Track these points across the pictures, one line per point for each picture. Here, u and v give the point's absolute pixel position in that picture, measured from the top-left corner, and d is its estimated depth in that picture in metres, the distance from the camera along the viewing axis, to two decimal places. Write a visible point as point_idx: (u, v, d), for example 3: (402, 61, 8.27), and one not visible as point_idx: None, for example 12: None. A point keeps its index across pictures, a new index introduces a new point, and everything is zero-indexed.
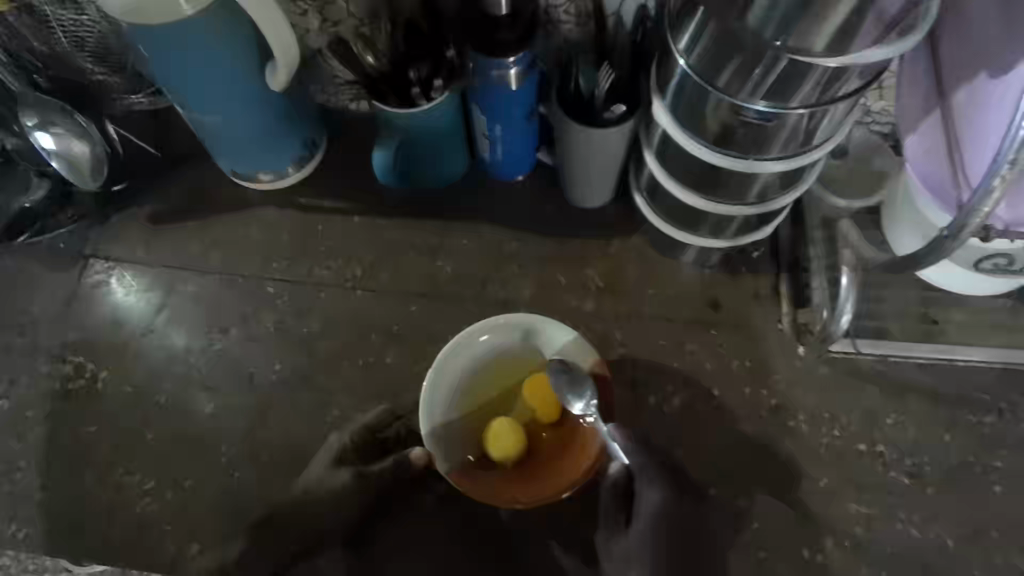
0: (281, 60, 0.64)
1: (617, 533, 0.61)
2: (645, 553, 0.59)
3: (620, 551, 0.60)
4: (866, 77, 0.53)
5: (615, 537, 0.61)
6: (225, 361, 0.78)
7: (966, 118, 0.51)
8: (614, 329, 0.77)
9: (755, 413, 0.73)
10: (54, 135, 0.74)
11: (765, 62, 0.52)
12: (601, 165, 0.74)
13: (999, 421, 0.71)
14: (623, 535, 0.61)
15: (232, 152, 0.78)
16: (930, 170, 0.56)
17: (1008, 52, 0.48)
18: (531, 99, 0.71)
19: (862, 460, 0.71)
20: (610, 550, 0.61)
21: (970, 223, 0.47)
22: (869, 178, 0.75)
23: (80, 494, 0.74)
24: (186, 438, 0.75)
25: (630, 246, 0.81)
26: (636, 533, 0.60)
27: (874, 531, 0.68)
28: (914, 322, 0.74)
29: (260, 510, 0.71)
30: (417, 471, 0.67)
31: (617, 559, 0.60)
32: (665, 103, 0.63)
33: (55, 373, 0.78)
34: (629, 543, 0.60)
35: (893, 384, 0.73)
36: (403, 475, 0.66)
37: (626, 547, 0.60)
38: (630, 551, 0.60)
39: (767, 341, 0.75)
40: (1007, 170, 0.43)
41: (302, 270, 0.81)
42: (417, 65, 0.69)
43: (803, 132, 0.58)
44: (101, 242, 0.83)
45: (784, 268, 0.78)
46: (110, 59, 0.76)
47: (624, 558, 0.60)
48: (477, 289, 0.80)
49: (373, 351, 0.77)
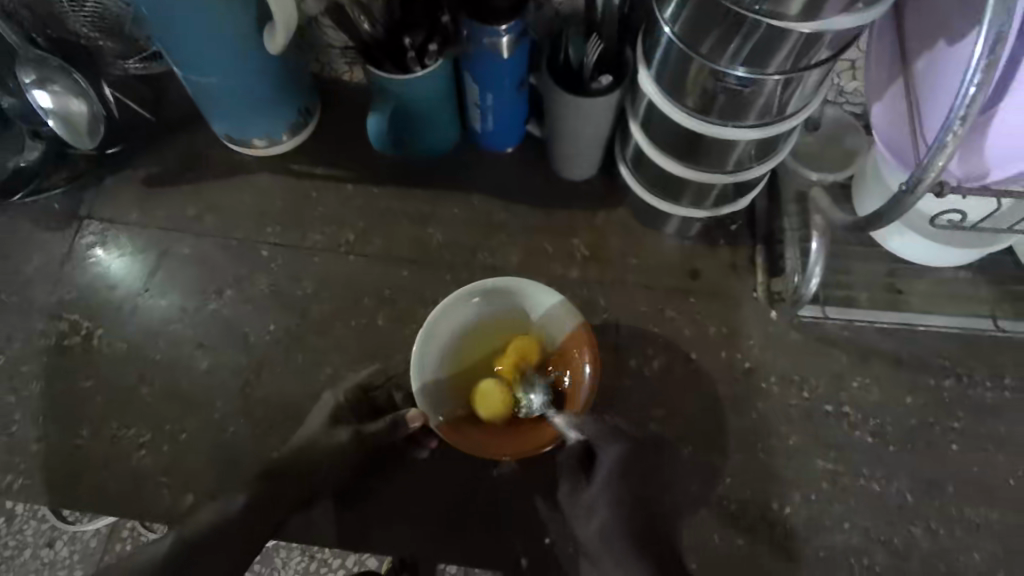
0: (280, 21, 0.65)
1: (580, 487, 0.63)
2: (607, 499, 0.60)
3: (582, 502, 0.62)
4: (835, 47, 0.54)
5: (577, 490, 0.63)
6: (217, 321, 0.82)
7: (927, 86, 0.53)
8: (599, 295, 0.81)
9: (730, 375, 0.77)
10: (52, 92, 0.77)
11: (744, 30, 0.53)
12: (588, 135, 0.76)
13: (957, 384, 0.76)
14: (584, 487, 0.62)
15: (228, 116, 0.81)
16: (894, 137, 0.58)
17: (966, 22, 0.50)
18: (521, 69, 0.73)
19: (829, 419, 0.75)
20: (575, 506, 0.62)
21: (925, 177, 0.45)
22: (840, 154, 0.80)
23: (79, 446, 0.77)
24: (180, 393, 0.79)
25: (615, 218, 0.84)
26: (597, 483, 0.61)
27: (839, 486, 0.72)
28: (881, 291, 0.79)
29: (254, 462, 0.75)
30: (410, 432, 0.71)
31: (580, 511, 0.61)
32: (651, 72, 0.64)
33: (50, 330, 0.82)
34: (591, 491, 0.61)
35: (860, 349, 0.77)
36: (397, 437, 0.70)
37: (589, 497, 0.61)
38: (592, 501, 0.61)
39: (743, 309, 0.79)
40: (958, 126, 0.43)
41: (296, 236, 0.85)
42: (412, 33, 0.71)
43: (778, 101, 0.60)
44: (96, 204, 0.87)
45: (760, 241, 0.82)
46: (105, 22, 0.79)
47: (586, 507, 0.61)
48: (467, 256, 0.83)
49: (366, 314, 0.81)
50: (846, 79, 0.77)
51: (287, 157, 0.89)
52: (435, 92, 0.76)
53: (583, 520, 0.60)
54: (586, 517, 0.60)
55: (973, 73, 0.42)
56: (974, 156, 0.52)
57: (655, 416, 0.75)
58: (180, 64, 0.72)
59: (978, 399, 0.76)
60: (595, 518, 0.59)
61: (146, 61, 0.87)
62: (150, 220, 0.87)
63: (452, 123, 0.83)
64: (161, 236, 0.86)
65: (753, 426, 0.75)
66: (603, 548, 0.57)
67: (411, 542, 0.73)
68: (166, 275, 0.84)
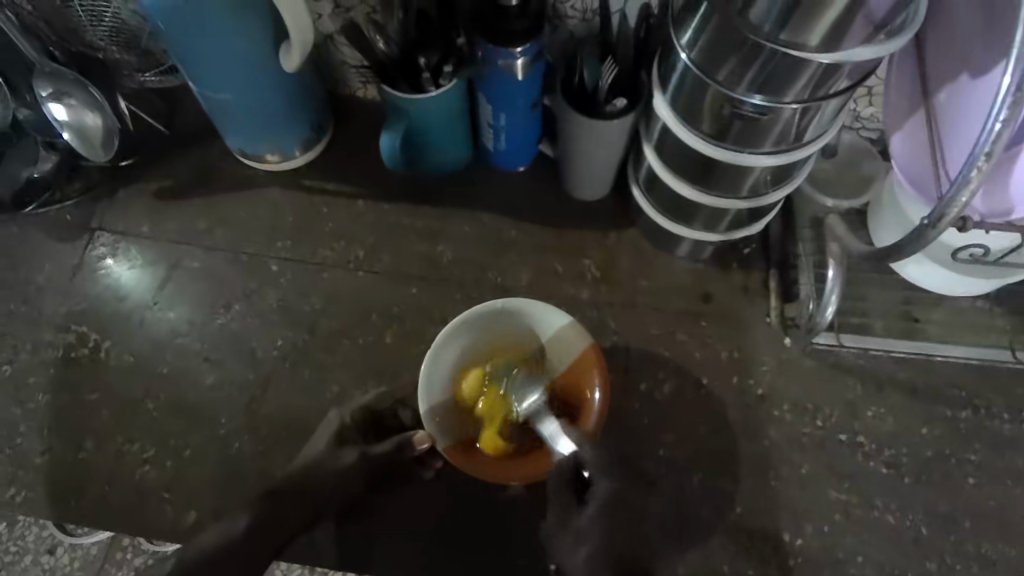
0: (296, 40, 0.66)
1: (573, 512, 0.62)
2: (597, 533, 0.60)
3: (572, 531, 0.62)
4: (854, 77, 0.54)
5: (567, 519, 0.62)
6: (225, 335, 0.81)
7: (950, 119, 0.53)
8: (609, 317, 0.80)
9: (742, 401, 0.76)
10: (68, 106, 0.78)
11: (762, 59, 0.52)
12: (600, 156, 0.76)
13: (974, 416, 0.75)
14: (576, 514, 0.62)
15: (242, 132, 0.81)
16: (915, 167, 0.57)
17: (990, 55, 0.49)
18: (535, 89, 0.73)
19: (842, 448, 0.74)
20: (564, 537, 0.62)
21: (947, 213, 0.44)
22: (855, 180, 0.80)
23: (83, 460, 0.77)
24: (185, 408, 0.78)
25: (626, 239, 0.84)
26: (588, 515, 0.61)
27: (852, 518, 0.71)
28: (896, 319, 0.78)
29: (259, 479, 0.75)
30: (416, 454, 0.70)
31: (569, 541, 0.61)
32: (666, 97, 0.64)
33: (59, 342, 0.82)
34: (582, 522, 0.61)
35: (873, 377, 0.76)
36: (403, 458, 0.70)
37: (579, 526, 0.61)
38: (583, 530, 0.61)
39: (755, 333, 0.78)
40: (983, 162, 0.42)
41: (306, 251, 0.85)
42: (427, 53, 0.71)
43: (795, 129, 0.59)
44: (107, 216, 0.88)
45: (774, 265, 0.81)
46: (123, 36, 0.78)
47: (577, 536, 0.61)
48: (476, 274, 0.83)
49: (374, 331, 0.81)
50: (862, 105, 0.77)
51: (300, 171, 0.89)
52: (448, 111, 0.76)
53: (571, 549, 0.61)
54: (575, 543, 0.61)
55: (998, 109, 0.41)
56: (998, 192, 0.51)
57: (664, 441, 0.74)
58: (196, 81, 0.72)
59: (996, 432, 0.74)
60: (584, 547, 0.60)
61: (162, 74, 0.86)
62: (160, 234, 0.87)
63: (465, 141, 0.83)
64: (171, 249, 0.86)
65: (765, 453, 0.74)
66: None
67: (414, 560, 0.72)
68: (175, 287, 0.84)
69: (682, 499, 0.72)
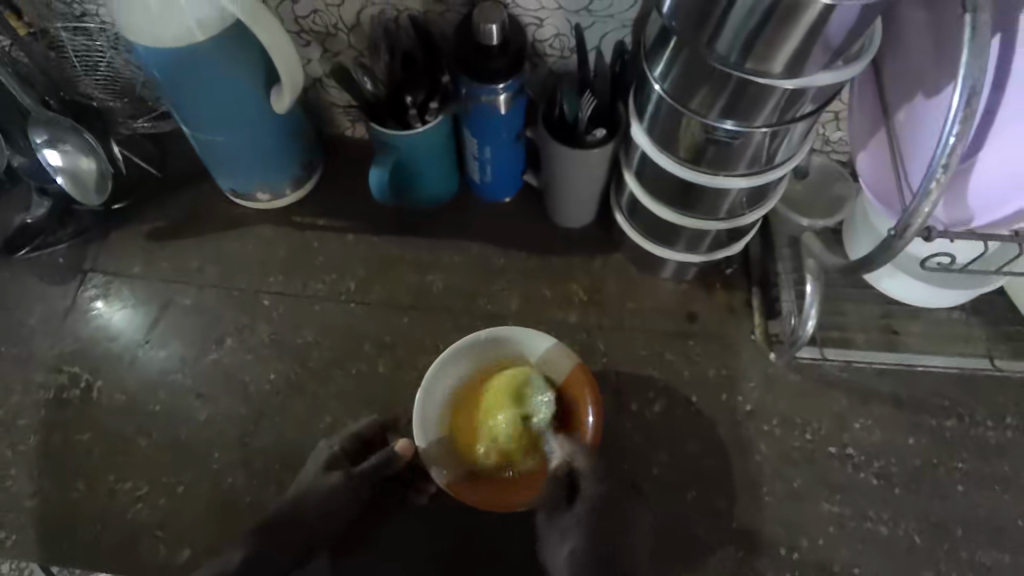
0: (287, 84, 0.69)
1: (560, 512, 0.66)
2: (581, 531, 0.65)
3: (560, 525, 0.66)
4: (820, 101, 0.57)
5: (557, 515, 0.66)
6: (218, 371, 0.82)
7: (910, 137, 0.56)
8: (598, 339, 0.81)
9: (732, 418, 0.77)
10: (63, 152, 0.80)
11: (729, 88, 0.56)
12: (583, 184, 0.79)
13: (958, 424, 0.76)
14: (565, 514, 0.66)
15: (232, 171, 0.83)
16: (883, 185, 0.61)
17: (941, 77, 0.53)
18: (519, 122, 0.77)
19: (831, 461, 0.75)
20: (553, 527, 0.66)
21: (913, 223, 0.48)
22: (829, 200, 0.82)
23: (73, 501, 0.76)
24: (179, 444, 0.78)
25: (611, 263, 0.86)
26: (575, 514, 0.65)
27: (845, 530, 0.72)
28: (877, 332, 0.80)
29: (253, 513, 0.74)
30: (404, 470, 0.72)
31: (556, 533, 0.66)
32: (643, 126, 0.67)
33: (49, 383, 0.82)
34: (568, 521, 0.65)
35: (859, 390, 0.78)
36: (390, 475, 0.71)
37: (567, 524, 0.65)
38: (569, 527, 0.65)
39: (741, 351, 0.80)
40: (941, 173, 0.46)
41: (298, 284, 0.86)
42: (414, 91, 0.74)
43: (766, 152, 0.62)
44: (100, 258, 0.89)
45: (755, 284, 0.83)
46: (118, 85, 0.85)
47: (564, 530, 0.66)
48: (467, 302, 0.84)
49: (366, 361, 0.82)
50: (831, 130, 0.80)
51: (290, 209, 0.91)
52: (436, 144, 0.79)
53: (556, 543, 0.66)
54: (560, 540, 0.66)
55: (951, 124, 0.45)
56: (959, 204, 0.54)
57: (656, 460, 0.75)
58: (189, 124, 0.75)
59: (981, 439, 0.75)
60: (568, 544, 0.65)
61: (155, 119, 0.91)
62: (154, 273, 0.88)
63: (451, 174, 0.86)
64: (163, 288, 0.87)
65: (756, 469, 0.74)
66: (570, 572, 0.64)
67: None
68: (167, 326, 0.85)
69: (677, 517, 0.72)
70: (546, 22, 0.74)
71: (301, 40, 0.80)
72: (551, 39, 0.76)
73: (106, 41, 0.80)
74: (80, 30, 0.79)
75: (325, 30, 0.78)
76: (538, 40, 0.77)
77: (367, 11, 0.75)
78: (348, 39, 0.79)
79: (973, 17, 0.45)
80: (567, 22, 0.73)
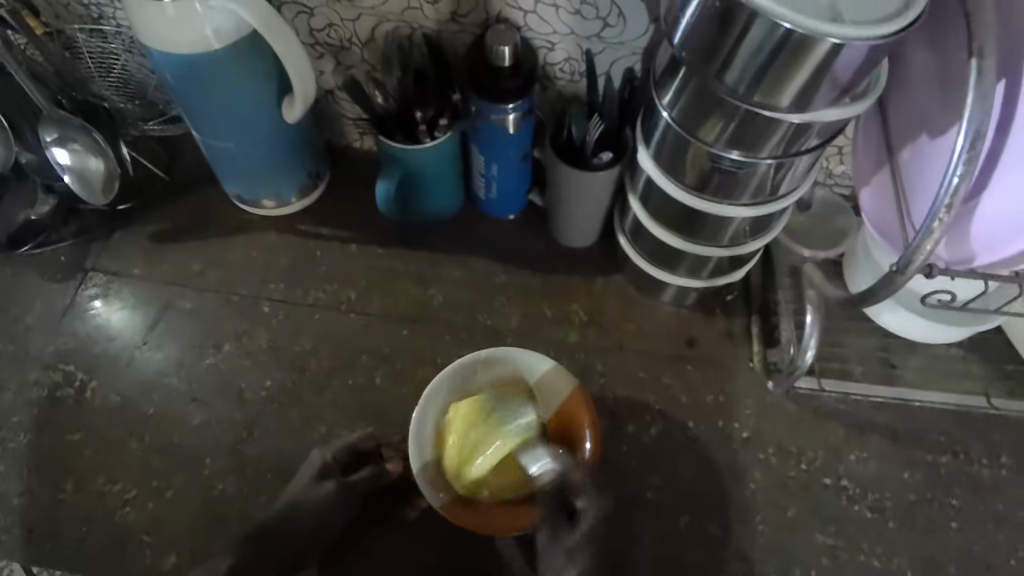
0: (299, 93, 0.69)
1: (562, 531, 0.67)
2: (584, 552, 0.68)
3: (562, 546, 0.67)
4: (825, 136, 0.58)
5: (558, 537, 0.67)
6: (215, 377, 0.81)
7: (913, 174, 0.57)
8: (596, 361, 0.81)
9: (727, 445, 0.77)
10: (72, 151, 0.81)
11: (737, 119, 0.57)
12: (587, 206, 0.80)
13: (954, 460, 0.76)
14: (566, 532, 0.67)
15: (240, 178, 0.84)
16: (886, 220, 0.61)
17: (945, 118, 0.54)
18: (526, 142, 0.77)
19: (826, 492, 0.74)
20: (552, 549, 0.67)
21: (914, 260, 0.48)
22: (831, 232, 0.83)
23: (61, 502, 0.75)
24: (171, 448, 0.78)
25: (613, 285, 0.86)
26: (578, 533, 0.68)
27: (838, 562, 0.71)
28: (874, 364, 0.81)
29: (242, 521, 0.73)
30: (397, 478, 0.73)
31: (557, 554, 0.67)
32: (649, 150, 0.68)
33: (43, 381, 0.82)
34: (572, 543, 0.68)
35: (855, 422, 0.78)
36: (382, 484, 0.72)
37: (569, 544, 0.67)
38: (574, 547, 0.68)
39: (738, 378, 0.80)
40: (944, 213, 0.46)
41: (300, 292, 0.86)
42: (424, 107, 0.75)
43: (770, 184, 0.63)
44: (102, 258, 0.89)
45: (755, 312, 0.84)
46: (130, 86, 0.87)
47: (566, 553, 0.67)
48: (467, 317, 0.85)
49: (363, 372, 0.81)
50: (834, 163, 0.80)
51: (295, 217, 0.91)
52: (442, 161, 0.79)
53: (561, 566, 0.67)
54: (565, 561, 0.67)
55: (955, 165, 0.46)
56: (962, 243, 0.56)
57: (651, 484, 0.75)
58: (198, 129, 0.75)
59: (976, 476, 0.76)
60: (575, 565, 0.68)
61: (164, 123, 0.91)
62: (155, 275, 0.88)
63: (457, 189, 0.87)
64: (164, 290, 0.87)
65: (750, 498, 0.74)
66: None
67: None
68: (165, 329, 0.84)
69: (670, 542, 0.72)
70: (557, 46, 0.75)
71: (314, 52, 0.81)
72: (562, 62, 0.77)
73: (122, 44, 0.82)
74: (95, 33, 0.81)
75: (339, 44, 0.79)
76: (548, 63, 0.78)
77: (382, 27, 0.76)
78: (361, 54, 0.80)
79: (979, 61, 0.45)
80: (578, 46, 0.74)
